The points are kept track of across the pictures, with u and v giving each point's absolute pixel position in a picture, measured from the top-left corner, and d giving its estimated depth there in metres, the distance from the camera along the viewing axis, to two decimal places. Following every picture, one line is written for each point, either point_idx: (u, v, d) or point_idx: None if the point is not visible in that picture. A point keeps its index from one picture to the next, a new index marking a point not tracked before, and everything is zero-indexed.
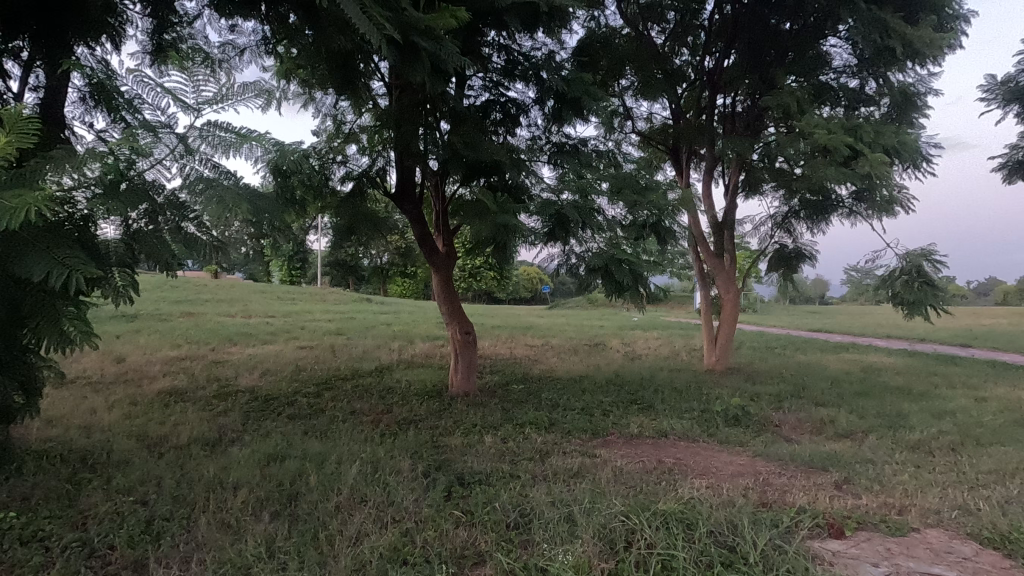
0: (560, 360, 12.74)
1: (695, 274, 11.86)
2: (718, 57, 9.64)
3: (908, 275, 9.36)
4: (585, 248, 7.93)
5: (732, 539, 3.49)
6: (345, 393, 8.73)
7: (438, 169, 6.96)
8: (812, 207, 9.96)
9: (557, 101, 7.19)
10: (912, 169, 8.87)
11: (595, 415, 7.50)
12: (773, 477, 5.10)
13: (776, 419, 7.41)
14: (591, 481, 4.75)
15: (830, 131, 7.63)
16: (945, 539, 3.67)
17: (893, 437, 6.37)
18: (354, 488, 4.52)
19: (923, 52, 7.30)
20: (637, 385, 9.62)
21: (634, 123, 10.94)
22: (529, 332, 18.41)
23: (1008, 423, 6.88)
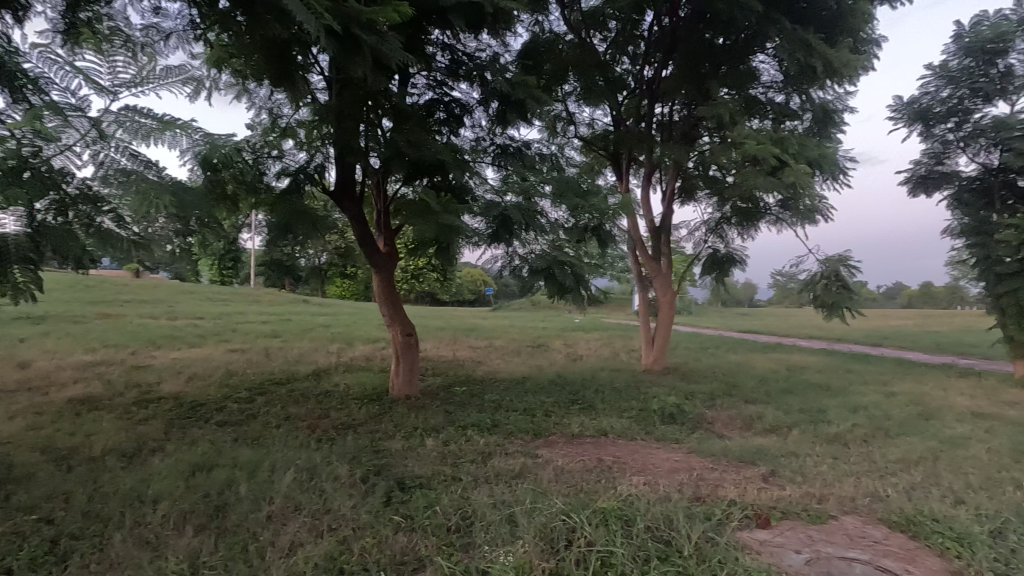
0: (504, 362, 12.78)
1: (635, 277, 12.17)
2: (657, 68, 9.96)
3: (827, 279, 10.01)
4: (528, 250, 7.94)
5: (667, 533, 3.60)
6: (279, 398, 8.36)
7: (380, 167, 6.78)
8: (743, 214, 10.47)
9: (501, 102, 7.18)
10: (831, 180, 9.49)
11: (538, 416, 7.56)
12: (706, 472, 5.31)
13: (708, 415, 7.75)
14: (533, 481, 4.79)
15: (759, 142, 8.08)
16: (860, 524, 3.94)
17: (815, 431, 6.79)
18: (287, 497, 4.33)
19: (840, 72, 7.85)
20: (578, 385, 9.79)
21: (576, 128, 11.12)
22: (473, 334, 18.34)
23: (913, 415, 7.50)
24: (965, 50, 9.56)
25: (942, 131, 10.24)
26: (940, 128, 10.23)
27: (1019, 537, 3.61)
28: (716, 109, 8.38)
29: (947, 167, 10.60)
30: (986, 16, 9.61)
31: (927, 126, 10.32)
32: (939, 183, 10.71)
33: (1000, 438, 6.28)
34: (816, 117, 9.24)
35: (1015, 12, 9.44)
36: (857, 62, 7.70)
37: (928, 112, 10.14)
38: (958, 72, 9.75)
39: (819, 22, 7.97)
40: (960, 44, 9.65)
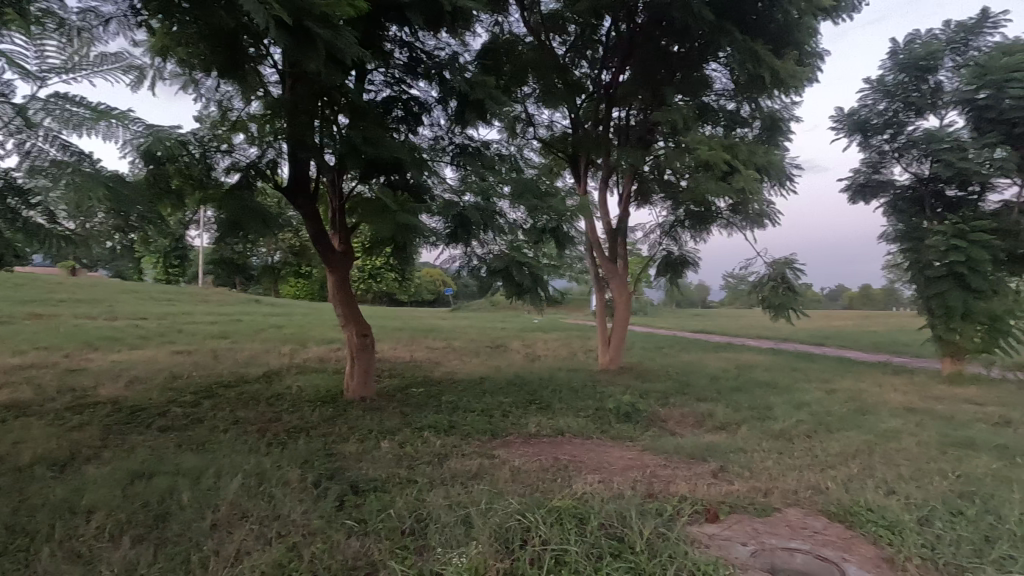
0: (462, 363, 12.73)
1: (592, 278, 12.33)
2: (614, 72, 10.13)
3: (773, 281, 10.43)
4: (486, 250, 7.93)
5: (620, 530, 3.66)
6: (227, 401, 8.06)
7: (335, 164, 6.61)
8: (696, 217, 10.76)
9: (460, 102, 7.14)
10: (779, 186, 9.89)
11: (495, 417, 7.55)
12: (659, 469, 5.43)
13: (662, 414, 7.94)
14: (489, 481, 4.79)
15: (711, 147, 8.35)
16: (802, 516, 4.12)
17: (761, 427, 7.06)
18: (234, 504, 4.18)
19: (787, 82, 8.19)
20: (535, 385, 9.85)
21: (536, 130, 11.19)
22: (431, 335, 18.18)
23: (851, 411, 7.90)
24: (901, 65, 10.23)
25: (879, 142, 10.79)
26: (877, 138, 10.78)
27: (944, 524, 3.85)
28: (670, 115, 8.59)
29: (883, 176, 11.11)
30: (919, 34, 10.29)
31: (866, 137, 10.86)
32: (877, 190, 11.20)
33: (928, 431, 6.69)
34: (764, 125, 9.60)
35: (944, 33, 10.16)
36: (801, 73, 8.06)
37: (867, 123, 10.69)
38: (894, 86, 10.38)
39: (767, 34, 8.27)
40: (896, 60, 10.33)
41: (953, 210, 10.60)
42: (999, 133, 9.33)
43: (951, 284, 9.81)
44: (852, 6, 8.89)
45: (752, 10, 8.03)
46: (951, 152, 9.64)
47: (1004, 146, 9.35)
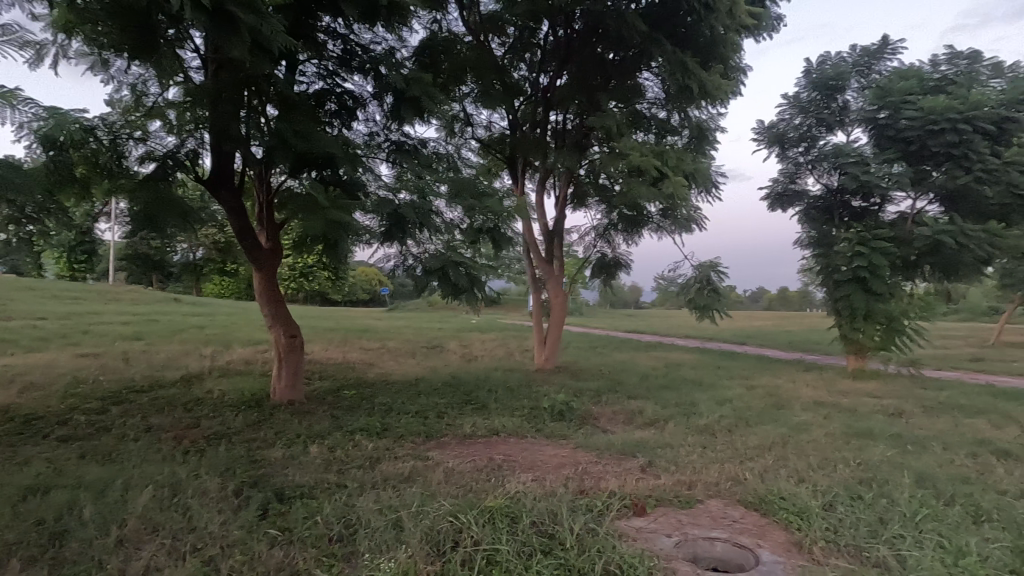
0: (397, 364, 12.52)
1: (529, 279, 12.44)
2: (552, 77, 10.26)
3: (699, 283, 10.95)
4: (421, 249, 7.83)
5: (551, 527, 3.71)
6: (139, 407, 7.50)
7: (263, 157, 6.30)
8: (628, 221, 11.12)
9: (396, 98, 7.00)
10: (705, 193, 10.38)
11: (430, 418, 7.48)
12: (591, 465, 5.57)
13: (595, 411, 8.14)
14: (422, 484, 4.73)
15: (643, 153, 8.66)
16: (722, 506, 4.34)
17: (687, 423, 7.38)
18: (144, 517, 3.89)
19: (713, 94, 8.62)
20: (472, 385, 9.84)
21: (474, 130, 11.17)
22: (365, 335, 17.76)
23: (768, 405, 8.42)
24: (813, 84, 11.03)
25: (795, 154, 11.57)
26: (793, 150, 11.55)
27: (846, 508, 4.16)
28: (605, 121, 8.82)
29: (798, 186, 11.89)
30: (830, 56, 11.12)
31: (783, 149, 11.64)
32: (792, 199, 11.98)
33: (834, 423, 7.23)
34: (693, 134, 10.05)
35: (851, 56, 11.03)
36: (726, 87, 8.51)
37: (784, 136, 11.45)
38: (807, 103, 11.17)
39: (695, 48, 8.64)
40: (809, 79, 11.13)
41: (858, 219, 11.51)
42: (896, 150, 10.21)
43: (855, 287, 10.66)
44: (771, 26, 9.48)
45: (681, 24, 8.36)
46: (856, 166, 10.46)
47: (900, 162, 10.24)
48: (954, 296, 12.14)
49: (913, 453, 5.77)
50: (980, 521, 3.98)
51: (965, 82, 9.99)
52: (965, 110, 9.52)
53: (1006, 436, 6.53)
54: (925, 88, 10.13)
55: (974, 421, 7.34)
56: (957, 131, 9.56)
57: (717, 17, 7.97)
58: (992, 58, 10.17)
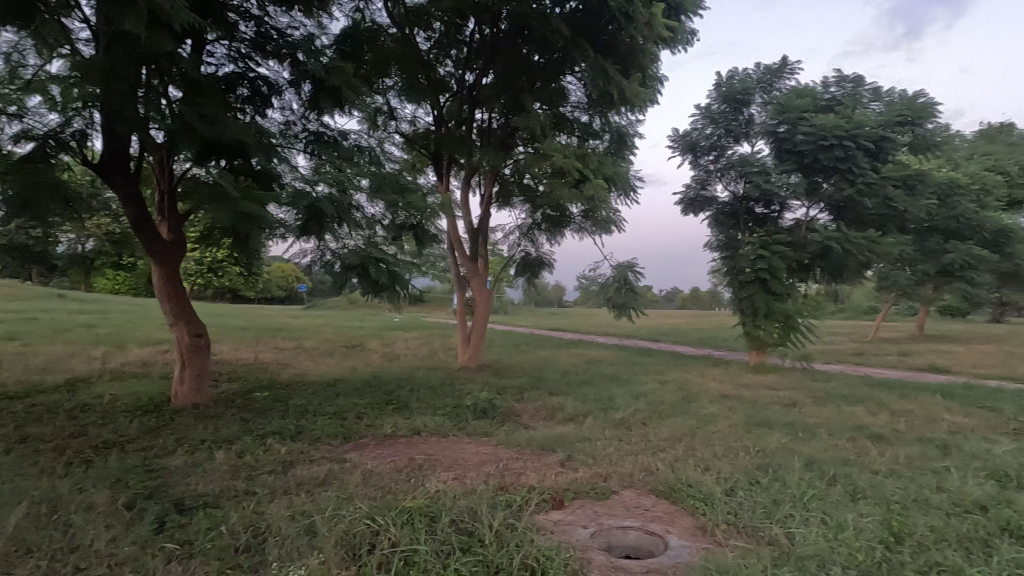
0: (315, 364, 12.03)
1: (453, 277, 12.32)
2: (477, 75, 10.25)
3: (617, 283, 11.36)
4: (341, 244, 7.57)
5: (471, 525, 3.71)
6: (12, 416, 6.70)
7: (164, 142, 5.81)
8: (552, 221, 11.33)
9: (314, 87, 6.70)
10: (625, 196, 10.78)
11: (349, 419, 7.25)
12: (511, 461, 5.63)
13: (517, 408, 8.23)
14: (338, 487, 4.57)
15: (565, 155, 8.88)
16: (635, 496, 4.54)
17: (605, 417, 7.64)
18: (15, 539, 3.48)
19: (632, 101, 8.95)
20: (393, 385, 9.64)
21: (398, 124, 10.96)
22: (280, 334, 16.91)
23: (679, 399, 8.89)
24: (723, 97, 11.78)
25: (706, 162, 12.31)
26: (704, 159, 12.29)
27: (745, 492, 4.48)
28: (529, 122, 8.94)
29: (708, 193, 12.64)
30: (737, 72, 11.91)
31: (695, 157, 12.35)
32: (703, 205, 12.71)
33: (737, 414, 7.77)
34: (613, 139, 10.41)
35: (756, 73, 11.88)
36: (643, 95, 8.91)
37: (696, 145, 12.15)
38: (717, 115, 11.91)
39: (615, 56, 8.93)
40: (719, 92, 11.87)
41: (761, 225, 12.42)
42: (793, 162, 11.11)
43: (757, 288, 11.49)
44: (686, 39, 10.00)
45: (603, 31, 8.60)
46: (759, 175, 11.27)
47: (797, 174, 11.14)
48: (840, 297, 13.39)
49: (804, 440, 6.31)
50: (856, 498, 4.43)
51: (850, 104, 11.06)
52: (850, 128, 10.52)
53: (880, 422, 7.29)
54: (818, 107, 11.11)
55: (855, 409, 8.14)
56: (844, 148, 10.55)
57: (637, 27, 8.27)
58: (873, 83, 11.29)
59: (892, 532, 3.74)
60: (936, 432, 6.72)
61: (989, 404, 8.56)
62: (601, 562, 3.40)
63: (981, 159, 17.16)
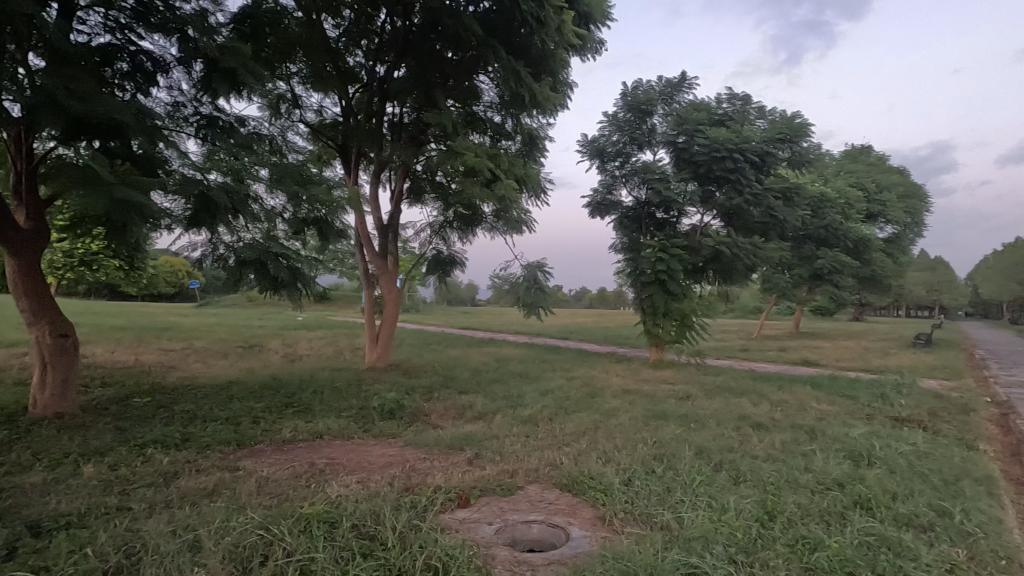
0: (206, 366, 11.15)
1: (361, 275, 11.90)
2: (389, 68, 9.97)
3: (527, 282, 11.58)
4: (235, 238, 7.04)
5: (373, 528, 3.61)
6: None
7: (22, 117, 5.11)
8: (463, 220, 11.29)
9: (207, 67, 6.21)
10: (535, 197, 11.01)
11: (243, 424, 6.78)
12: (418, 462, 5.54)
13: (425, 408, 8.13)
14: (229, 497, 4.27)
15: (476, 154, 8.90)
16: (540, 491, 4.64)
17: (513, 414, 7.76)
18: None
19: (543, 104, 9.13)
20: (294, 387, 9.15)
21: (303, 113, 10.44)
22: (165, 334, 15.54)
23: (584, 394, 9.22)
24: (628, 105, 12.38)
25: (612, 168, 12.89)
26: (611, 164, 12.85)
27: (641, 482, 4.73)
28: (440, 119, 8.86)
29: (613, 197, 13.21)
30: (642, 82, 12.56)
31: (602, 162, 12.87)
32: (609, 209, 13.26)
33: (636, 407, 8.20)
34: (525, 140, 10.49)
35: (658, 85, 12.57)
36: (553, 99, 9.11)
37: (603, 150, 12.67)
38: (623, 122, 12.48)
39: (527, 58, 9.05)
40: (626, 101, 12.45)
41: (661, 229, 13.16)
42: (690, 171, 11.89)
43: (657, 288, 12.19)
44: (594, 49, 10.36)
45: (516, 34, 8.68)
46: (660, 183, 11.96)
47: (693, 182, 11.94)
48: (730, 297, 14.53)
49: (695, 430, 6.78)
50: (739, 481, 4.82)
51: (739, 119, 12.03)
52: (739, 142, 11.43)
53: (761, 411, 8.00)
54: (712, 121, 11.99)
55: (740, 400, 8.86)
56: (733, 160, 11.45)
57: (548, 32, 8.44)
58: (759, 102, 12.35)
59: (767, 511, 4.11)
60: (806, 419, 7.48)
61: (849, 393, 9.67)
62: (505, 558, 3.44)
63: (845, 176, 19.40)
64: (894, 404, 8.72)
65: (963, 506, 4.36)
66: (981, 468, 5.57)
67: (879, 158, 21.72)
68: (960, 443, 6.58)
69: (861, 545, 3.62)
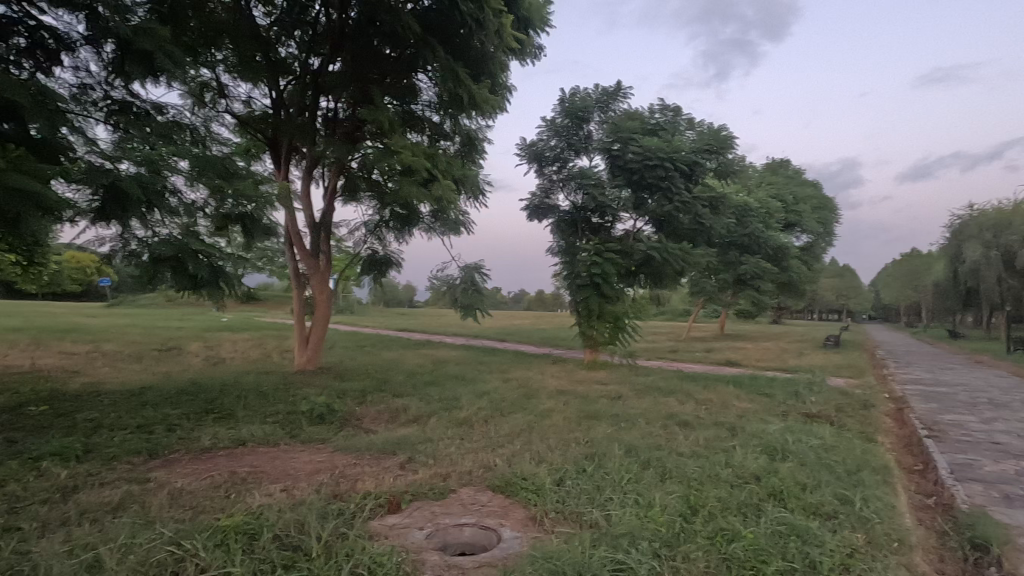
0: (116, 370, 10.34)
1: (290, 275, 11.41)
2: (324, 61, 9.65)
3: (464, 283, 11.52)
4: (150, 233, 6.58)
5: (296, 538, 3.46)
6: None
7: None
8: (400, 219, 11.09)
9: (119, 49, 5.76)
10: (474, 199, 10.99)
11: (157, 433, 6.33)
12: (347, 468, 5.38)
13: (357, 412, 7.91)
14: (138, 511, 3.96)
15: (414, 154, 8.76)
16: (472, 493, 4.63)
17: (448, 417, 7.69)
18: None
19: (482, 107, 9.13)
20: (215, 392, 8.66)
21: (229, 103, 9.91)
22: (69, 336, 14.28)
23: (520, 396, 9.29)
24: (566, 111, 12.62)
25: (550, 172, 13.12)
26: (548, 168, 13.08)
27: (572, 481, 4.81)
28: (376, 116, 8.65)
29: (551, 201, 13.42)
30: (579, 89, 12.83)
31: (540, 166, 13.08)
32: (546, 212, 13.45)
33: (569, 408, 8.34)
34: (463, 142, 10.48)
35: (595, 93, 12.88)
36: (492, 102, 9.12)
37: (541, 155, 12.88)
38: (561, 128, 12.72)
39: (467, 59, 9.01)
40: (563, 107, 12.68)
41: (596, 233, 13.47)
42: (624, 178, 12.27)
43: (591, 291, 12.48)
44: (534, 53, 10.48)
45: (456, 34, 8.62)
46: (595, 188, 12.26)
47: (627, 189, 12.32)
48: (661, 300, 15.09)
49: (625, 429, 6.98)
50: (664, 477, 5.01)
51: (669, 130, 12.54)
52: (670, 152, 11.89)
53: (687, 410, 8.36)
54: (645, 130, 12.42)
55: (667, 399, 9.23)
56: (664, 168, 11.89)
57: (487, 34, 8.43)
58: (688, 114, 12.91)
59: (690, 505, 4.29)
60: (727, 416, 7.89)
61: (766, 391, 10.29)
62: (435, 563, 3.38)
63: (766, 188, 20.64)
64: (805, 401, 9.36)
65: (863, 494, 4.73)
66: (879, 459, 6.08)
67: (796, 172, 23.28)
68: (861, 436, 7.14)
69: (773, 534, 3.84)
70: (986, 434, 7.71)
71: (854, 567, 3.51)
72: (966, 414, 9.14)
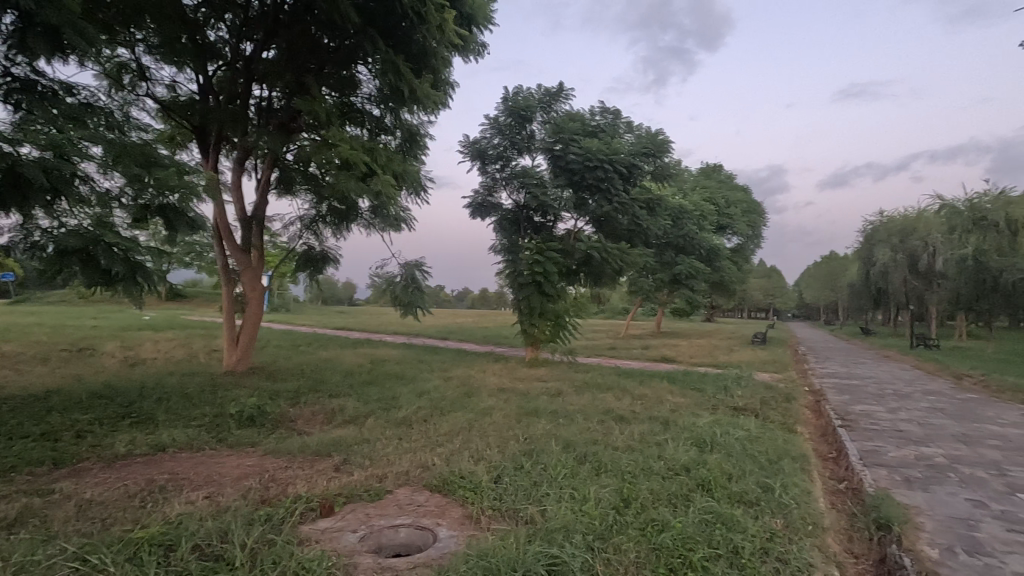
0: (18, 373, 9.46)
1: (219, 271, 10.83)
2: (256, 47, 9.21)
3: (404, 281, 11.31)
4: (56, 224, 6.06)
5: (219, 547, 3.29)
6: None
7: None
8: (337, 214, 10.78)
9: (21, 21, 5.27)
10: (415, 196, 10.82)
11: (64, 440, 5.83)
12: (279, 472, 5.17)
13: (290, 413, 7.61)
14: (39, 526, 3.64)
15: (351, 147, 8.51)
16: (408, 493, 4.56)
17: (386, 416, 7.54)
18: None
19: (423, 101, 8.99)
20: (133, 395, 8.09)
21: (151, 87, 9.30)
22: None
23: (460, 394, 9.24)
24: (509, 110, 12.64)
25: (493, 170, 13.15)
26: (492, 167, 13.11)
27: (509, 478, 4.82)
28: (312, 107, 8.35)
29: (493, 200, 13.43)
30: (522, 88, 12.88)
31: (484, 164, 13.08)
32: (489, 210, 13.45)
33: (510, 405, 8.38)
34: (404, 137, 10.28)
35: (538, 93, 12.96)
36: (433, 97, 9.00)
37: (484, 153, 12.88)
38: (504, 126, 12.74)
39: (408, 53, 8.85)
40: (507, 105, 12.70)
41: (538, 232, 13.60)
42: (565, 178, 12.43)
43: (533, 289, 12.58)
44: (477, 51, 10.45)
45: (397, 27, 8.45)
46: (538, 188, 12.37)
47: (568, 189, 12.49)
48: (600, 299, 15.43)
49: (564, 425, 7.08)
50: (600, 472, 5.12)
51: (609, 132, 12.80)
52: (610, 154, 12.15)
53: (624, 405, 8.57)
54: (586, 132, 12.64)
55: (605, 395, 9.44)
56: (604, 170, 12.13)
57: (428, 29, 8.31)
58: (627, 118, 13.22)
59: (623, 498, 4.41)
60: (661, 411, 8.16)
61: (698, 386, 10.73)
62: (368, 565, 3.30)
63: (701, 191, 21.51)
64: (734, 395, 9.83)
65: (782, 482, 5.02)
66: (798, 448, 6.47)
67: (728, 177, 24.41)
68: (783, 427, 7.58)
69: (701, 523, 4.00)
70: (891, 422, 8.38)
71: (772, 550, 3.71)
72: (874, 404, 9.90)
